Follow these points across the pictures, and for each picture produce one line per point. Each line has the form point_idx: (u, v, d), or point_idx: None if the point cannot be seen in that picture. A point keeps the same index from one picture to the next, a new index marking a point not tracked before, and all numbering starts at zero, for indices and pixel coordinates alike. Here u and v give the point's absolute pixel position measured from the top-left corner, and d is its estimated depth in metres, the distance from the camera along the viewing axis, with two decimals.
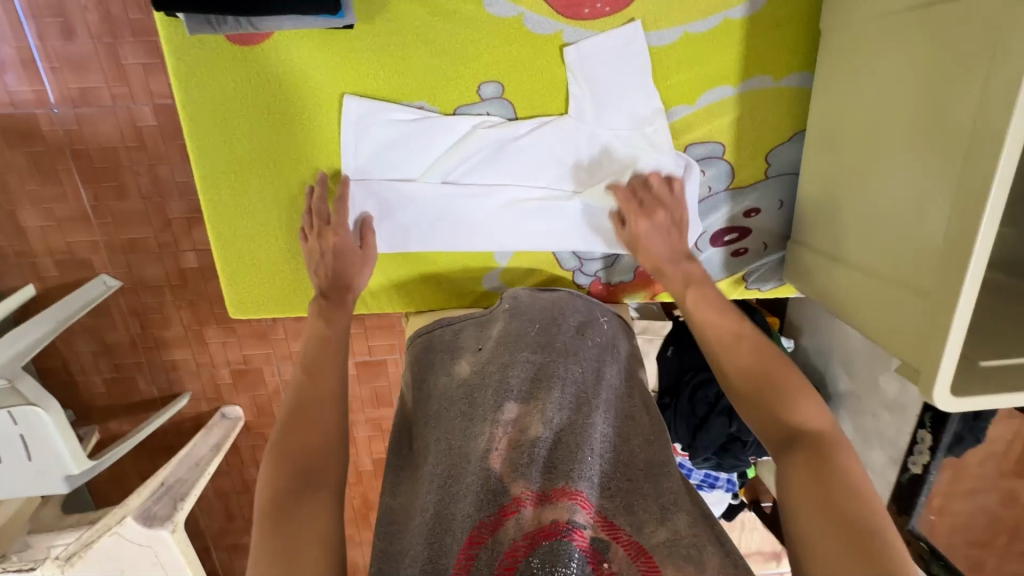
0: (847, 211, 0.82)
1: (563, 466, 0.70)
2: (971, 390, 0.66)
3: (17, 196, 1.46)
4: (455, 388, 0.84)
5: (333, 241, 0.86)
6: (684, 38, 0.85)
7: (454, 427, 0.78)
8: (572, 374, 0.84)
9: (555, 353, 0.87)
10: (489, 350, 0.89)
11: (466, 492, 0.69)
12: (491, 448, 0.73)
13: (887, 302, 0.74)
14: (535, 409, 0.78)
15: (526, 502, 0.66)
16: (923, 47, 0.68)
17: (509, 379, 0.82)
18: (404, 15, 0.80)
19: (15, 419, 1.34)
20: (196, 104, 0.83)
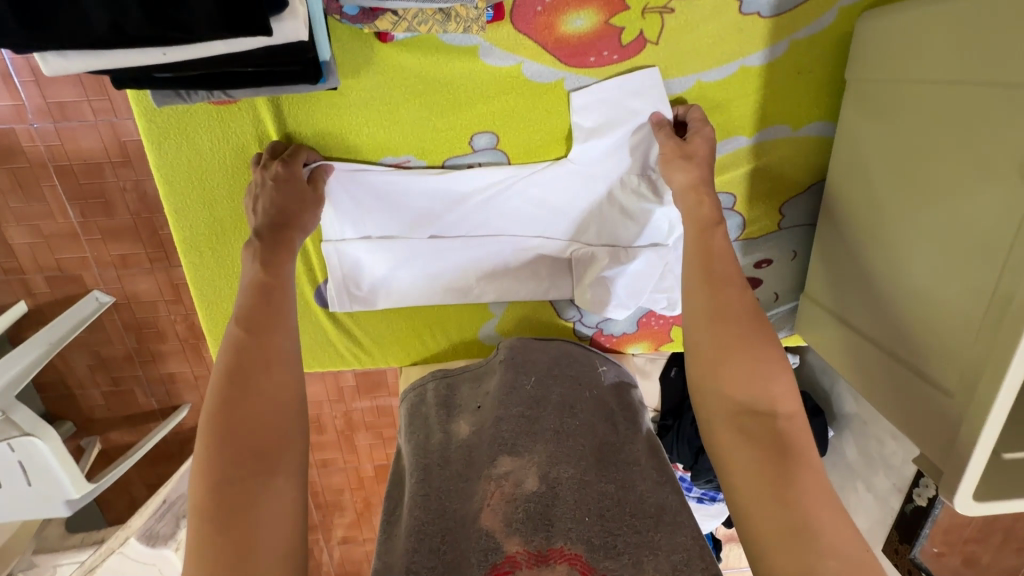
0: (866, 278, 0.77)
1: (557, 524, 0.66)
2: (983, 493, 0.62)
3: (3, 214, 1.41)
4: (450, 448, 0.82)
5: (276, 169, 0.72)
6: (697, 87, 0.79)
7: (448, 489, 0.76)
8: (568, 426, 0.81)
9: (552, 402, 0.84)
10: (486, 406, 0.85)
11: (461, 558, 0.65)
12: (485, 505, 0.69)
13: (907, 385, 0.70)
14: (531, 461, 0.75)
15: (520, 563, 0.62)
16: (963, 118, 0.62)
17: (504, 431, 0.80)
18: (392, 67, 0.73)
19: (13, 447, 1.39)
20: (171, 166, 0.76)
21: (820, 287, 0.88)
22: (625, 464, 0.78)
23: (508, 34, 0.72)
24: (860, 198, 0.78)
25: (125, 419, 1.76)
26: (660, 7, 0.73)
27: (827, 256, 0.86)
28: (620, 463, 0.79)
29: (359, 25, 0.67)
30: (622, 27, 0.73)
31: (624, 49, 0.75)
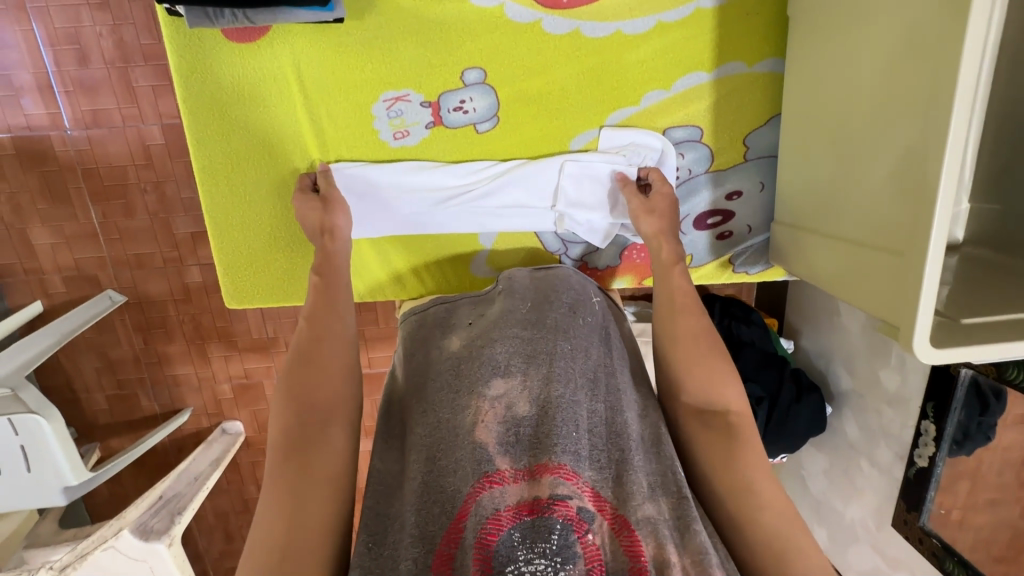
0: (823, 183, 0.85)
1: (548, 441, 0.62)
2: (947, 344, 0.69)
3: (29, 216, 1.52)
4: (442, 362, 0.76)
5: (316, 208, 0.89)
6: (658, 27, 0.89)
7: (441, 400, 0.70)
8: (563, 345, 0.73)
9: (546, 327, 0.76)
10: (481, 324, 0.79)
11: (455, 465, 0.61)
12: (478, 423, 0.64)
13: (864, 264, 0.76)
14: (523, 383, 0.69)
15: (509, 477, 0.59)
16: (881, 22, 0.71)
17: (497, 353, 0.72)
18: (391, 8, 0.85)
19: (15, 428, 1.25)
20: (196, 98, 0.87)
21: (788, 208, 0.95)
22: (617, 389, 0.73)
23: None
24: (810, 116, 0.86)
25: (127, 425, 1.78)
26: None
27: (789, 178, 0.93)
28: (613, 384, 0.73)
29: None
30: None
31: None
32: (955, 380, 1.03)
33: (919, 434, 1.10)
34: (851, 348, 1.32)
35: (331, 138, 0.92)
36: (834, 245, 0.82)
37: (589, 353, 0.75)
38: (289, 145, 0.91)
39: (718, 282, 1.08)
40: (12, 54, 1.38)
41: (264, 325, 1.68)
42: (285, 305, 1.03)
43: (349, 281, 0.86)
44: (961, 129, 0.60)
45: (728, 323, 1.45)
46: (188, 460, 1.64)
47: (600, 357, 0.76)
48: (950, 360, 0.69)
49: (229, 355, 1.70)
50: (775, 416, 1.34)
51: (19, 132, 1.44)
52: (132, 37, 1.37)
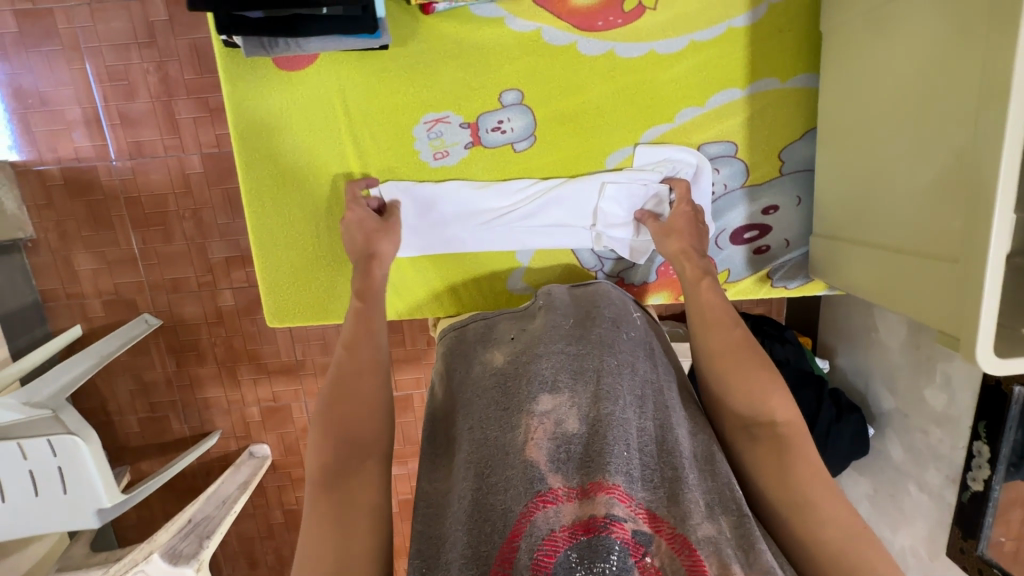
0: (868, 195, 0.84)
1: (600, 458, 0.60)
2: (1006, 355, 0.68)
3: (73, 242, 1.58)
4: (486, 379, 0.75)
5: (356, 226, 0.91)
6: (692, 46, 0.91)
7: (488, 417, 0.69)
8: (609, 361, 0.72)
9: (591, 343, 0.75)
10: (525, 339, 0.79)
11: (506, 484, 0.60)
12: (528, 441, 0.63)
13: (916, 276, 0.74)
14: (571, 399, 0.68)
15: (562, 495, 0.58)
16: (922, 31, 0.71)
17: (544, 369, 0.71)
18: (432, 34, 0.88)
19: (54, 449, 1.27)
20: (246, 124, 0.91)
21: (829, 220, 0.94)
22: (666, 405, 0.71)
23: (528, 7, 0.88)
24: (850, 128, 0.86)
25: (158, 447, 1.80)
26: None
27: (829, 190, 0.93)
28: (661, 401, 0.72)
29: None
30: None
31: (626, 15, 0.89)
32: (1008, 398, 0.99)
33: (973, 456, 1.06)
34: (892, 367, 1.28)
35: (373, 159, 0.94)
36: (883, 257, 0.81)
37: (635, 370, 0.73)
38: (332, 166, 0.94)
39: (755, 297, 1.07)
40: (65, 90, 1.46)
41: (293, 347, 1.70)
42: (322, 324, 1.04)
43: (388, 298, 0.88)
44: (1016, 137, 0.58)
45: (762, 341, 1.43)
46: (214, 485, 1.64)
47: (646, 374, 0.74)
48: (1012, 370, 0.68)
49: (259, 378, 1.72)
50: (815, 436, 1.30)
51: (68, 163, 1.52)
52: (177, 72, 1.45)
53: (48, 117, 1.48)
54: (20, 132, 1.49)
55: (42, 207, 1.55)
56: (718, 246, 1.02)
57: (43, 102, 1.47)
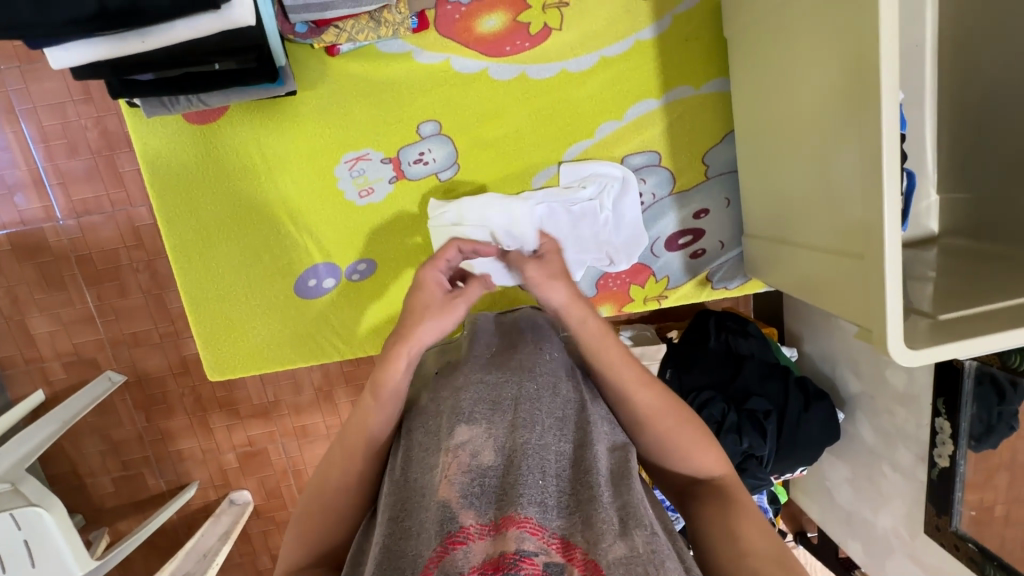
0: (779, 198, 0.86)
1: (514, 491, 0.57)
2: (922, 344, 0.71)
3: (27, 306, 1.55)
4: (409, 415, 0.73)
5: None
6: (602, 61, 0.92)
7: (408, 459, 0.66)
8: (527, 390, 0.71)
9: (510, 370, 0.74)
10: (448, 372, 0.77)
11: (418, 529, 0.56)
12: (441, 479, 0.59)
13: (830, 270, 0.76)
14: (488, 430, 0.65)
15: (474, 534, 0.54)
16: (803, 39, 0.73)
17: (462, 401, 0.69)
18: (341, 75, 0.88)
19: (18, 522, 1.23)
20: (162, 180, 0.90)
21: (754, 220, 0.95)
22: (588, 424, 0.71)
23: (435, 38, 0.88)
24: (758, 131, 0.88)
25: (134, 505, 1.75)
26: (557, 2, 0.89)
27: (750, 191, 0.94)
28: (585, 422, 0.71)
29: (308, 40, 0.82)
30: (529, 21, 0.89)
31: (533, 39, 0.90)
32: (962, 372, 1.00)
33: (935, 433, 1.06)
34: (853, 350, 1.29)
35: (295, 207, 0.93)
36: (801, 254, 0.82)
37: (555, 395, 0.72)
38: (252, 213, 0.93)
39: (698, 301, 1.07)
40: (3, 154, 1.44)
41: (265, 389, 1.68)
42: (269, 372, 1.02)
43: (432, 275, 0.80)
44: (892, 143, 0.62)
45: (725, 338, 1.40)
46: (195, 538, 1.58)
47: (569, 398, 0.73)
48: (934, 358, 0.70)
49: (232, 424, 1.70)
50: (786, 429, 1.30)
51: (13, 227, 1.50)
52: (115, 126, 1.44)
53: None
54: None
55: None
56: (654, 255, 1.03)
57: None
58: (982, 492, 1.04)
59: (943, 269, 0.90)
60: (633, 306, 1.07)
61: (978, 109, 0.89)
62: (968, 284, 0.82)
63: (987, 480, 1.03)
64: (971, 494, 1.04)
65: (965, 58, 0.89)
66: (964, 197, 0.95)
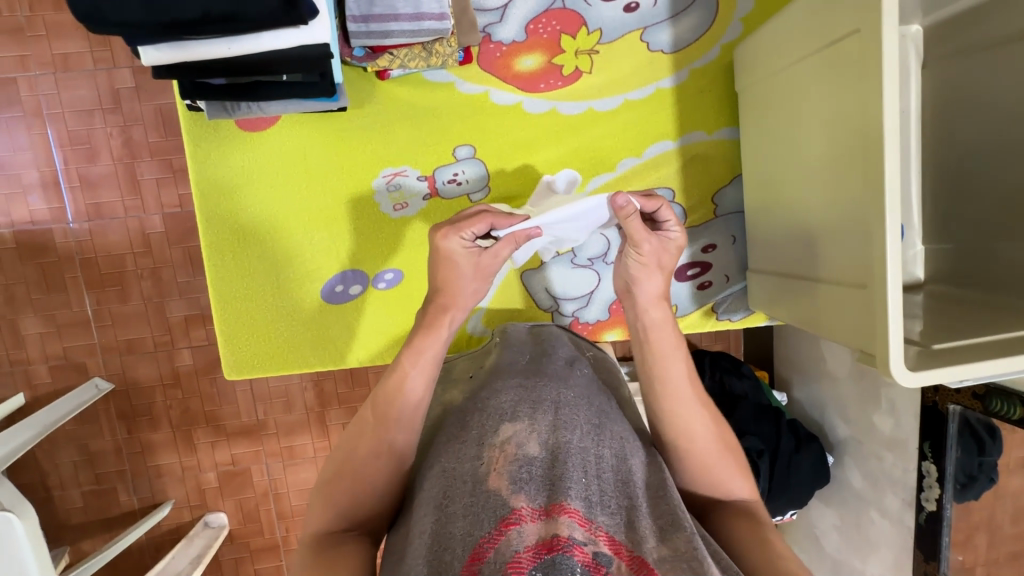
0: (788, 233, 0.93)
1: (561, 483, 0.61)
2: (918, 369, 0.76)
3: (22, 306, 1.54)
4: (447, 415, 0.77)
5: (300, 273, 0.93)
6: (626, 104, 1.01)
7: (449, 449, 0.70)
8: (564, 395, 0.76)
9: (546, 377, 0.79)
10: (483, 376, 0.82)
11: (465, 509, 0.60)
12: (489, 468, 0.63)
13: (836, 300, 0.82)
14: (530, 427, 0.69)
15: (526, 516, 0.57)
16: (811, 94, 0.82)
17: (503, 401, 0.73)
18: (387, 97, 0.96)
19: None
20: (208, 180, 0.95)
21: (760, 256, 1.02)
22: (620, 435, 0.74)
23: (476, 72, 0.97)
24: (768, 175, 0.97)
25: (101, 523, 1.67)
26: (588, 50, 0.99)
27: (757, 229, 1.02)
28: (616, 431, 0.75)
29: (363, 63, 0.89)
30: (562, 64, 0.99)
31: (565, 79, 0.99)
32: (945, 416, 1.05)
33: (922, 476, 1.11)
34: (842, 395, 1.35)
35: (330, 215, 0.98)
36: (809, 286, 0.88)
37: (589, 404, 0.77)
38: (290, 218, 0.97)
39: (703, 331, 1.13)
40: (25, 154, 1.48)
41: (255, 406, 1.66)
42: (283, 375, 1.03)
43: (467, 272, 0.76)
44: (894, 185, 0.69)
45: (720, 377, 1.47)
46: (163, 560, 1.51)
47: (601, 408, 0.78)
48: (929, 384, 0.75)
49: (216, 440, 1.66)
50: (778, 468, 1.33)
51: (22, 226, 1.51)
52: (141, 136, 1.48)
53: (3, 181, 1.48)
54: None
55: None
56: None
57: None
58: (968, 537, 1.07)
59: (931, 312, 0.97)
60: None
61: (958, 173, 1.00)
62: (955, 325, 0.89)
63: (973, 530, 1.06)
64: (958, 539, 1.07)
65: (945, 127, 1.00)
66: (947, 249, 1.04)
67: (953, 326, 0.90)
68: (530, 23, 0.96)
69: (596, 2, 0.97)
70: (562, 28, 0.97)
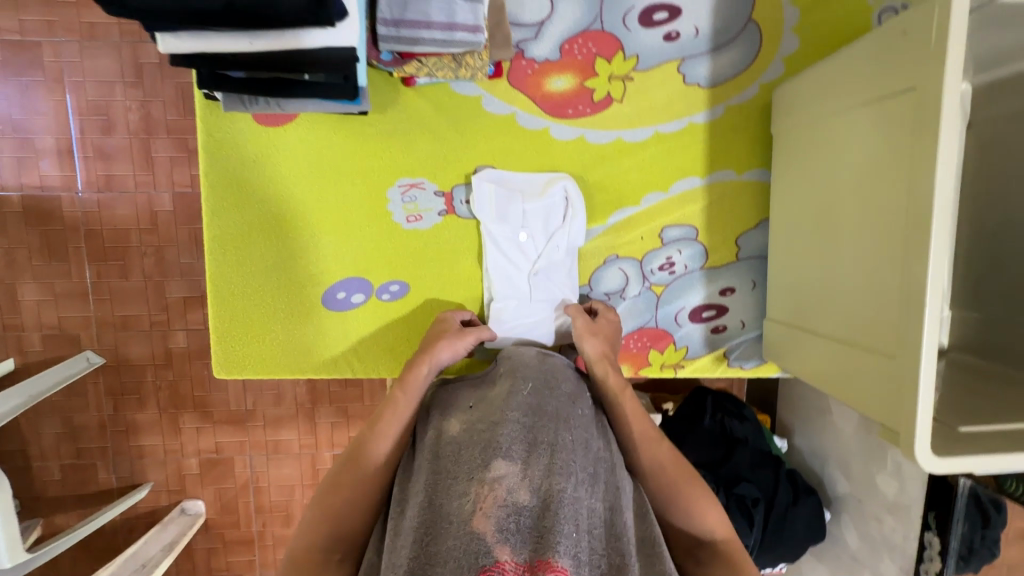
0: (815, 286, 0.88)
1: (550, 537, 0.57)
2: (944, 453, 0.72)
3: (22, 271, 1.51)
4: (440, 443, 0.73)
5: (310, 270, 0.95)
6: (656, 135, 0.98)
7: (438, 485, 0.66)
8: (563, 437, 0.71)
9: (547, 417, 0.74)
10: (482, 406, 0.77)
11: (446, 555, 0.57)
12: (477, 511, 0.59)
13: (861, 365, 0.78)
14: (524, 470, 0.65)
15: (508, 569, 0.54)
16: (858, 146, 0.78)
17: (500, 435, 0.69)
18: (411, 106, 0.92)
19: None
20: (219, 173, 0.92)
21: (780, 307, 0.98)
22: (616, 487, 0.71)
23: (505, 88, 0.94)
24: (797, 224, 0.92)
25: (77, 499, 1.64)
26: (623, 76, 0.96)
27: (779, 278, 0.98)
28: (612, 483, 0.71)
29: (390, 68, 0.86)
30: (594, 88, 0.95)
31: (596, 104, 0.96)
32: (954, 490, 1.00)
33: (924, 548, 1.05)
34: (842, 452, 1.29)
35: (340, 220, 0.95)
36: (832, 345, 0.84)
37: (587, 450, 0.72)
38: (297, 221, 0.94)
39: (713, 376, 1.08)
40: (41, 119, 1.45)
41: (244, 396, 1.62)
42: (274, 378, 0.99)
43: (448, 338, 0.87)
44: (939, 258, 0.65)
45: (722, 418, 1.38)
46: (136, 544, 1.48)
47: (599, 455, 0.73)
48: (955, 470, 0.70)
49: (202, 427, 1.63)
50: (772, 521, 1.26)
51: (30, 191, 1.48)
52: (159, 112, 1.46)
53: (17, 144, 1.46)
54: None
55: None
56: (676, 323, 1.04)
57: (15, 129, 1.45)
58: None
59: (953, 384, 0.92)
60: (649, 369, 1.06)
61: (994, 240, 0.95)
62: (981, 405, 0.84)
63: None
64: None
65: (984, 190, 0.96)
66: (973, 317, 0.99)
67: (980, 405, 0.84)
68: (566, 43, 0.93)
69: (636, 29, 0.94)
70: (598, 51, 0.94)
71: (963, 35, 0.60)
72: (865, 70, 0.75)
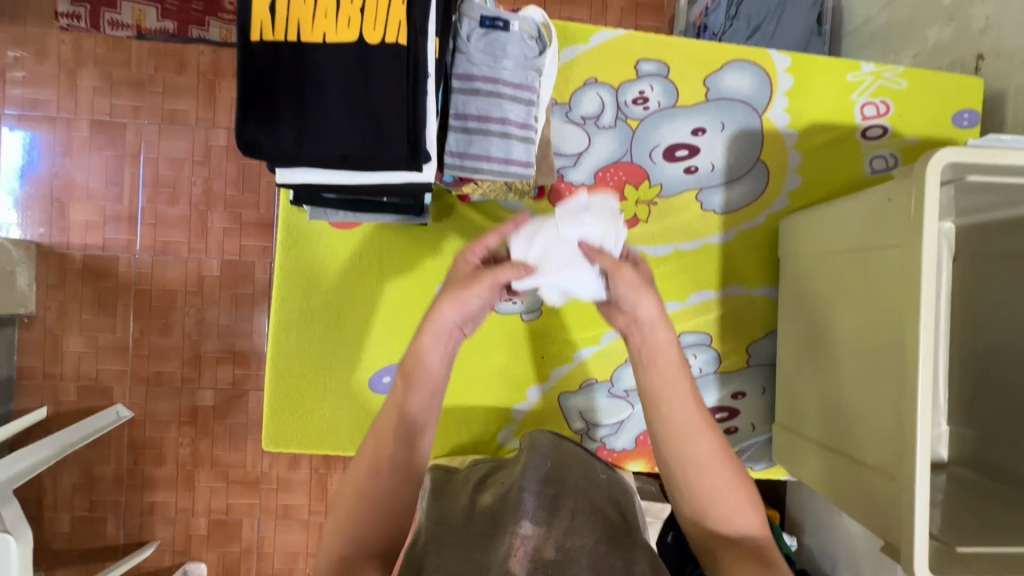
0: (819, 398, 0.97)
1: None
2: None
3: (70, 324, 1.61)
4: (470, 512, 0.81)
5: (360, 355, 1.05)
6: (676, 252, 1.11)
7: (472, 544, 0.72)
8: (581, 505, 0.78)
9: (565, 486, 0.82)
10: (507, 483, 0.85)
11: None
12: (511, 557, 0.67)
13: (864, 480, 0.85)
14: (549, 531, 0.72)
15: None
16: (854, 281, 0.89)
17: (524, 500, 0.77)
18: (462, 215, 1.06)
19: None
20: (291, 265, 1.04)
21: (788, 413, 1.06)
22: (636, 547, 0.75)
23: (547, 207, 1.09)
24: (802, 339, 1.02)
25: (81, 553, 1.64)
26: (648, 201, 1.10)
27: (786, 387, 1.07)
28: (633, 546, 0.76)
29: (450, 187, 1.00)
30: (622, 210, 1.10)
31: (625, 222, 1.09)
32: None
33: None
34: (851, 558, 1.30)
35: (391, 311, 1.06)
36: (837, 457, 0.92)
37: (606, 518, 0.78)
38: (354, 311, 1.06)
39: None
40: (113, 188, 1.61)
41: (261, 457, 1.67)
42: (315, 453, 1.07)
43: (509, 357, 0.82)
44: (927, 392, 0.74)
45: None
46: None
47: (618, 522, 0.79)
48: None
49: (216, 486, 1.66)
50: None
51: (91, 250, 1.61)
52: (220, 188, 1.63)
53: (87, 208, 1.61)
54: (53, 218, 1.60)
55: (51, 287, 1.60)
56: None
57: (89, 195, 1.60)
58: None
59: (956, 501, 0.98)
60: None
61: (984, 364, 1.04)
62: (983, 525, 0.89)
63: None
64: None
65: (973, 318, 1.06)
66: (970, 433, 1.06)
67: (982, 526, 0.89)
68: (600, 172, 1.10)
69: (660, 162, 1.10)
70: (627, 179, 1.10)
71: (937, 209, 0.73)
72: (857, 219, 0.88)
